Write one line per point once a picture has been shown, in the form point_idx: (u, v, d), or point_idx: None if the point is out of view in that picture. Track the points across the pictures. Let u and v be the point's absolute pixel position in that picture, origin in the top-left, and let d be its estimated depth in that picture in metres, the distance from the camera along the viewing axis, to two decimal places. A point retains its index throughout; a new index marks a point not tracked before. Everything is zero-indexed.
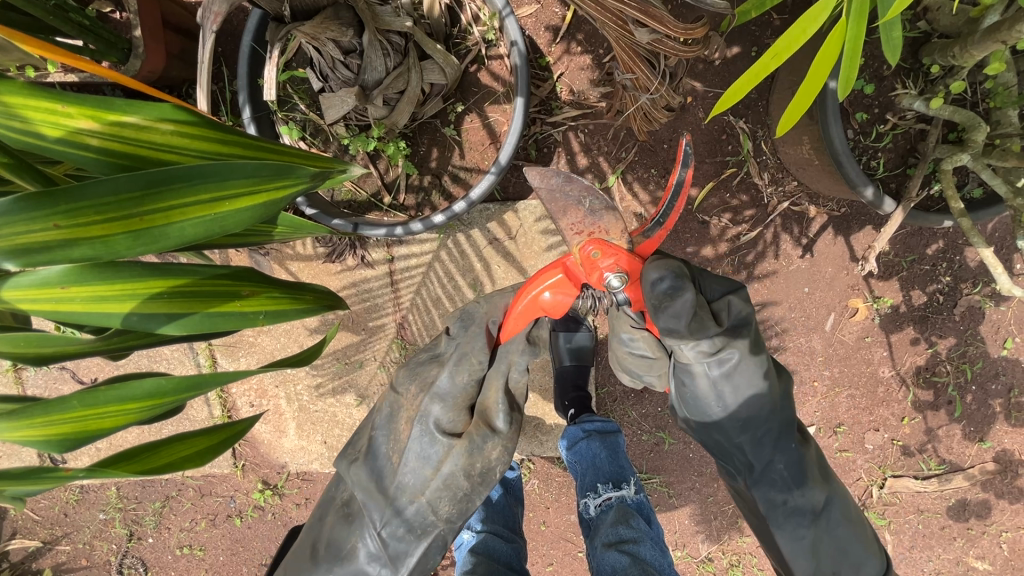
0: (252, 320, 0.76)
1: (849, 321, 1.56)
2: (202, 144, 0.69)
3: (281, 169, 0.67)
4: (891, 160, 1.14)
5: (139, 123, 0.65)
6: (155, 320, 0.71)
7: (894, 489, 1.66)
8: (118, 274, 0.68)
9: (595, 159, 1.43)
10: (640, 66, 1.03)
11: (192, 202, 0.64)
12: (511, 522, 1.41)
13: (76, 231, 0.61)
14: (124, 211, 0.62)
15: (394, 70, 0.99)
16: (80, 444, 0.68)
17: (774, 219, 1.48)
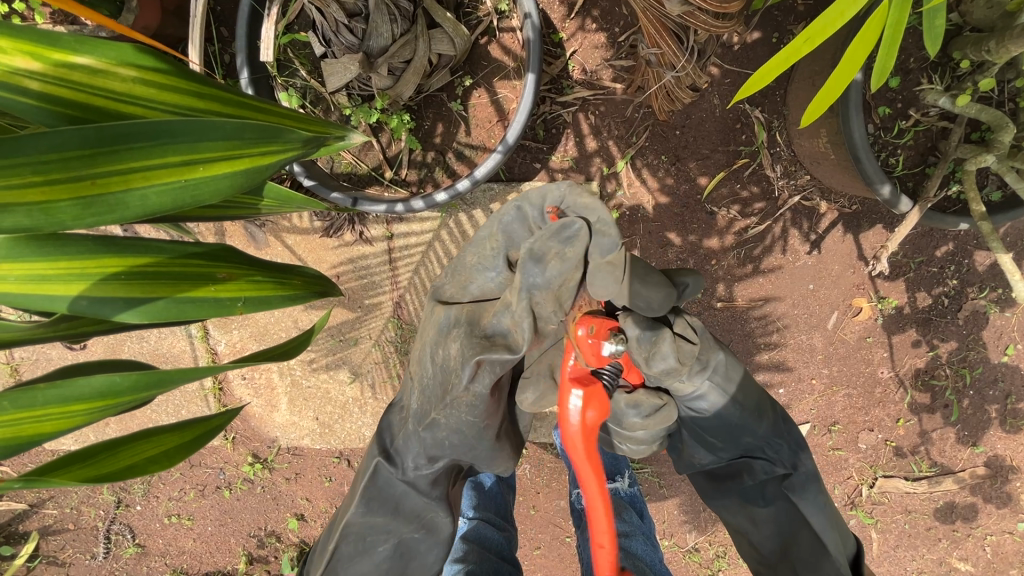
0: (230, 307, 0.75)
1: (852, 320, 1.54)
2: (173, 96, 0.66)
3: (266, 133, 0.64)
4: (911, 158, 1.10)
5: (90, 66, 0.62)
6: (108, 304, 0.68)
7: (884, 489, 1.66)
8: (63, 249, 0.66)
9: (604, 143, 1.39)
10: (667, 40, 0.98)
11: (159, 164, 0.61)
12: (504, 510, 1.41)
13: (16, 192, 0.56)
14: (70, 171, 0.58)
15: (401, 37, 0.95)
16: (21, 448, 0.66)
17: (784, 213, 1.45)
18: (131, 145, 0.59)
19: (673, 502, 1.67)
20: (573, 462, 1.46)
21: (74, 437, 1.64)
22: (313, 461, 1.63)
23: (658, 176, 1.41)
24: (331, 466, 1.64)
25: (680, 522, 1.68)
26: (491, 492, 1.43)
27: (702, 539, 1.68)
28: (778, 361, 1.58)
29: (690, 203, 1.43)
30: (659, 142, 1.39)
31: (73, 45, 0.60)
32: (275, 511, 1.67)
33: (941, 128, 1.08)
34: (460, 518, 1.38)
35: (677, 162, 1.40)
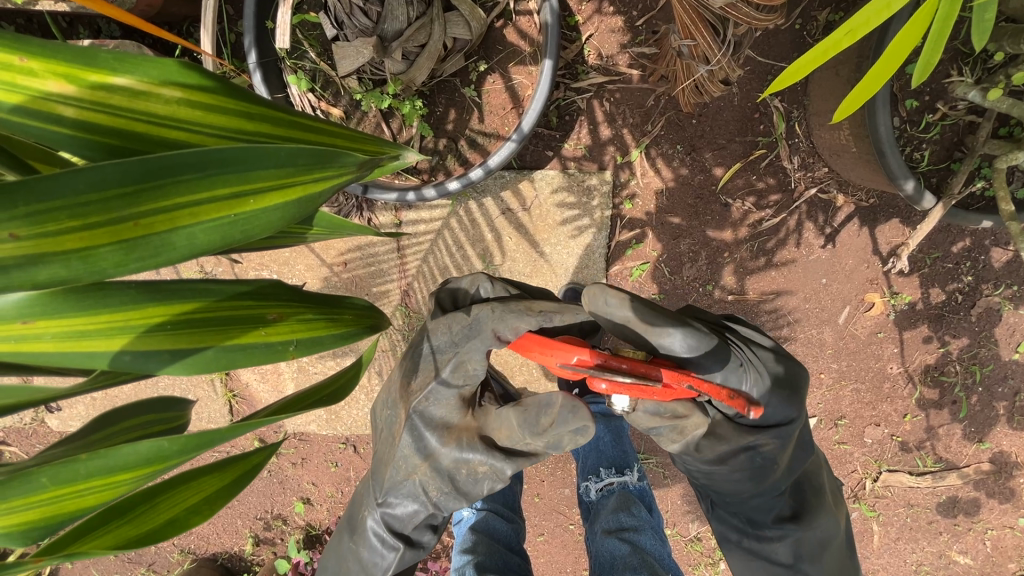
0: (281, 351, 0.69)
1: (864, 315, 1.53)
2: (221, 119, 0.63)
3: (318, 157, 0.60)
4: (936, 153, 1.07)
5: (129, 87, 0.58)
6: (151, 354, 0.63)
7: (887, 483, 1.67)
8: (106, 301, 0.60)
9: (619, 131, 1.36)
10: (703, 31, 0.95)
11: (204, 199, 0.57)
12: (510, 501, 1.43)
13: (51, 243, 0.52)
14: (111, 213, 0.54)
15: (417, 21, 0.92)
16: (52, 528, 0.59)
17: (800, 206, 1.42)
18: (180, 183, 0.55)
19: (677, 492, 1.68)
20: (581, 454, 1.44)
21: (82, 419, 1.64)
22: (319, 447, 1.64)
23: (673, 166, 1.38)
24: (338, 452, 1.64)
25: (683, 512, 1.69)
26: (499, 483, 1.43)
27: (705, 528, 1.69)
28: (788, 354, 1.57)
29: (704, 193, 1.40)
30: (675, 131, 1.36)
31: (110, 67, 0.57)
32: (282, 495, 1.68)
33: (969, 122, 1.05)
34: (469, 508, 1.42)
35: (692, 152, 1.37)
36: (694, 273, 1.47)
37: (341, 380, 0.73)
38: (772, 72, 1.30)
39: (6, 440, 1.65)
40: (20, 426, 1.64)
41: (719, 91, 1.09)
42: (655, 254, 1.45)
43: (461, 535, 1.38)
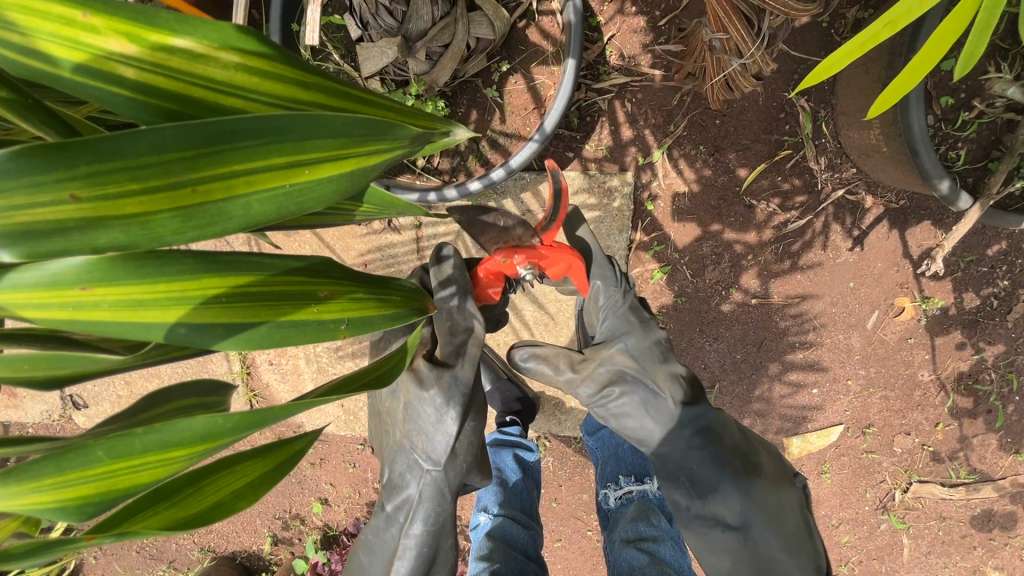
0: (332, 331, 0.59)
1: (893, 320, 1.48)
2: (276, 87, 0.56)
3: (379, 127, 0.54)
4: (973, 152, 1.03)
5: (189, 49, 0.52)
6: (203, 323, 0.54)
7: (918, 494, 1.61)
8: (161, 269, 0.52)
9: (641, 131, 1.35)
10: (736, 24, 0.95)
11: (261, 168, 0.51)
12: (528, 505, 1.40)
13: (117, 207, 0.49)
14: (169, 177, 0.49)
15: (441, 20, 0.92)
16: (108, 504, 0.52)
17: (826, 207, 1.39)
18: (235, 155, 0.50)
19: None
20: (601, 461, 1.42)
21: (107, 417, 1.66)
22: (338, 447, 1.65)
23: (696, 167, 1.36)
24: (355, 453, 1.65)
25: None
26: (516, 488, 1.41)
27: None
28: (813, 360, 1.53)
29: (727, 195, 1.38)
30: (698, 132, 1.34)
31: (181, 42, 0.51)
32: (300, 495, 1.69)
33: (1007, 120, 1.02)
34: (485, 514, 1.41)
35: (716, 152, 1.35)
36: (716, 276, 1.45)
37: (383, 366, 0.66)
38: (797, 71, 1.27)
39: (35, 436, 1.70)
40: (49, 422, 1.68)
41: (751, 86, 1.09)
42: (677, 256, 1.43)
43: (478, 541, 1.38)
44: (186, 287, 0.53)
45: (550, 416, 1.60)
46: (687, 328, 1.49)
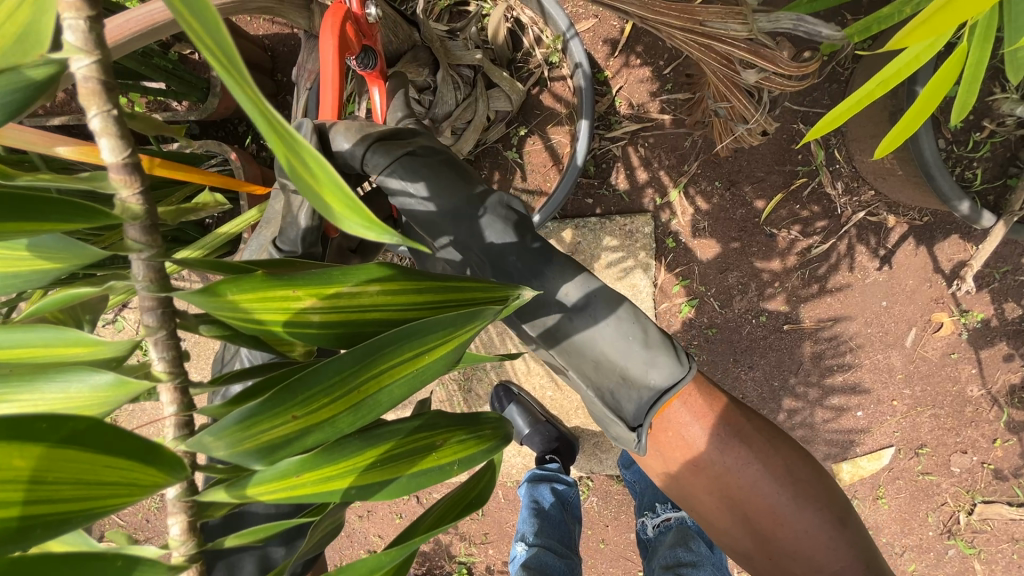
0: (444, 472, 0.47)
1: (933, 336, 1.46)
2: (413, 297, 0.46)
3: (471, 313, 0.44)
4: (990, 170, 1.05)
5: (350, 290, 0.43)
6: (374, 487, 0.43)
7: (985, 516, 1.54)
8: (343, 449, 0.42)
9: (655, 173, 1.40)
10: (738, 96, 1.00)
11: (398, 361, 0.42)
12: (567, 539, 1.42)
13: (301, 422, 0.40)
14: (344, 391, 0.40)
15: (463, 101, 1.01)
16: None
17: (848, 230, 1.40)
18: (400, 351, 0.41)
19: None
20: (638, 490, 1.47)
21: None
22: (384, 498, 1.69)
23: (712, 201, 1.40)
24: (401, 503, 1.69)
25: None
26: (554, 520, 1.42)
27: None
28: (854, 382, 1.51)
29: (748, 226, 1.41)
30: (712, 169, 1.38)
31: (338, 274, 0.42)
32: (350, 548, 1.73)
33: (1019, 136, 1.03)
34: (522, 545, 1.41)
35: (731, 187, 1.39)
36: (744, 305, 1.46)
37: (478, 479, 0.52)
38: (804, 103, 1.31)
39: None
40: None
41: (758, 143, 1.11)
42: (703, 289, 1.46)
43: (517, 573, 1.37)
44: (355, 464, 0.43)
45: (591, 456, 1.60)
46: (721, 359, 1.50)
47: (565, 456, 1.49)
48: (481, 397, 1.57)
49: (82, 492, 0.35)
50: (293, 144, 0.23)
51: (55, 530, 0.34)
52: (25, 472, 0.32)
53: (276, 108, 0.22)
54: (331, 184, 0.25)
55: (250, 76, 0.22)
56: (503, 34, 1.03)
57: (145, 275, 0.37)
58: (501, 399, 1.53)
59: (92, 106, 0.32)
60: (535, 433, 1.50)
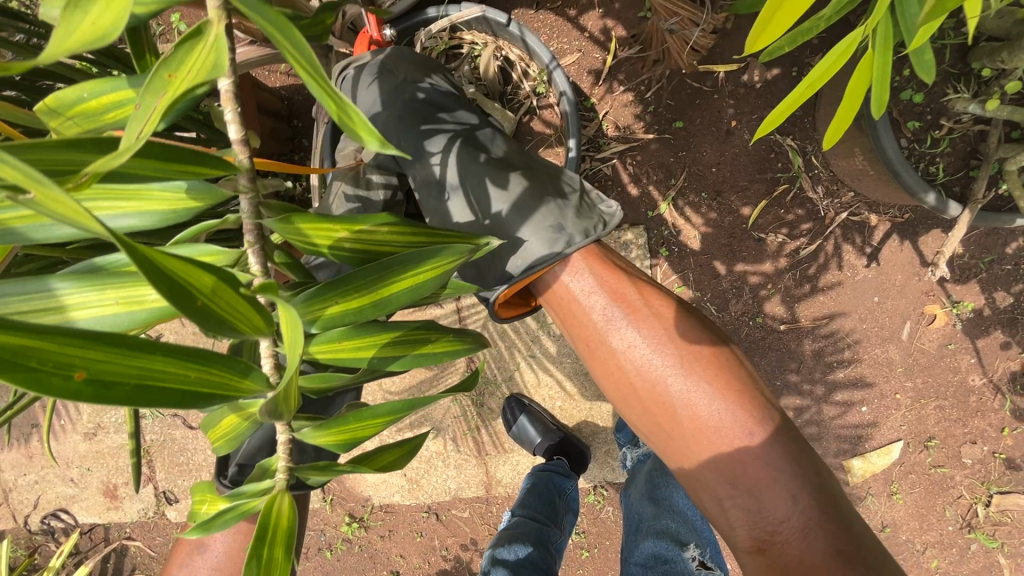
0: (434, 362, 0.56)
1: (928, 328, 1.50)
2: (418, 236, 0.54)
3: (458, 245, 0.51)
4: (952, 164, 1.13)
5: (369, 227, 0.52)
6: (392, 358, 0.53)
7: (1003, 507, 1.54)
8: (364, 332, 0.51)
9: (645, 188, 1.49)
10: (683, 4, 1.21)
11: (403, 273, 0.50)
12: (551, 512, 1.47)
13: (336, 311, 0.48)
14: (365, 294, 0.49)
15: None
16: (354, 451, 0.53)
17: (833, 231, 1.47)
18: (398, 273, 0.49)
19: None
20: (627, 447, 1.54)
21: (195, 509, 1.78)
22: (405, 517, 1.74)
23: (701, 211, 1.49)
24: (421, 521, 1.74)
25: None
26: (540, 491, 1.47)
27: None
28: (856, 378, 1.55)
29: (736, 233, 1.49)
30: (697, 181, 1.48)
31: (357, 216, 0.51)
32: (374, 568, 1.77)
33: (977, 132, 1.11)
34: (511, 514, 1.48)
35: (717, 197, 1.48)
36: (740, 308, 1.52)
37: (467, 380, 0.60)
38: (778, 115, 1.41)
39: (132, 535, 1.85)
40: (144, 520, 1.83)
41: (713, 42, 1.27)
42: (699, 295, 1.52)
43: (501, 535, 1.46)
44: (377, 342, 0.52)
45: (603, 464, 1.64)
46: None
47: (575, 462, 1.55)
48: (494, 410, 1.62)
49: (229, 311, 0.40)
50: (344, 103, 0.37)
51: (214, 330, 0.39)
52: (209, 286, 0.38)
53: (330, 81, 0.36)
54: (357, 119, 0.37)
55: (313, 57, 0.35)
56: (493, 71, 1.16)
57: (250, 213, 0.47)
58: (512, 412, 1.57)
59: (228, 106, 0.43)
60: (546, 442, 1.53)
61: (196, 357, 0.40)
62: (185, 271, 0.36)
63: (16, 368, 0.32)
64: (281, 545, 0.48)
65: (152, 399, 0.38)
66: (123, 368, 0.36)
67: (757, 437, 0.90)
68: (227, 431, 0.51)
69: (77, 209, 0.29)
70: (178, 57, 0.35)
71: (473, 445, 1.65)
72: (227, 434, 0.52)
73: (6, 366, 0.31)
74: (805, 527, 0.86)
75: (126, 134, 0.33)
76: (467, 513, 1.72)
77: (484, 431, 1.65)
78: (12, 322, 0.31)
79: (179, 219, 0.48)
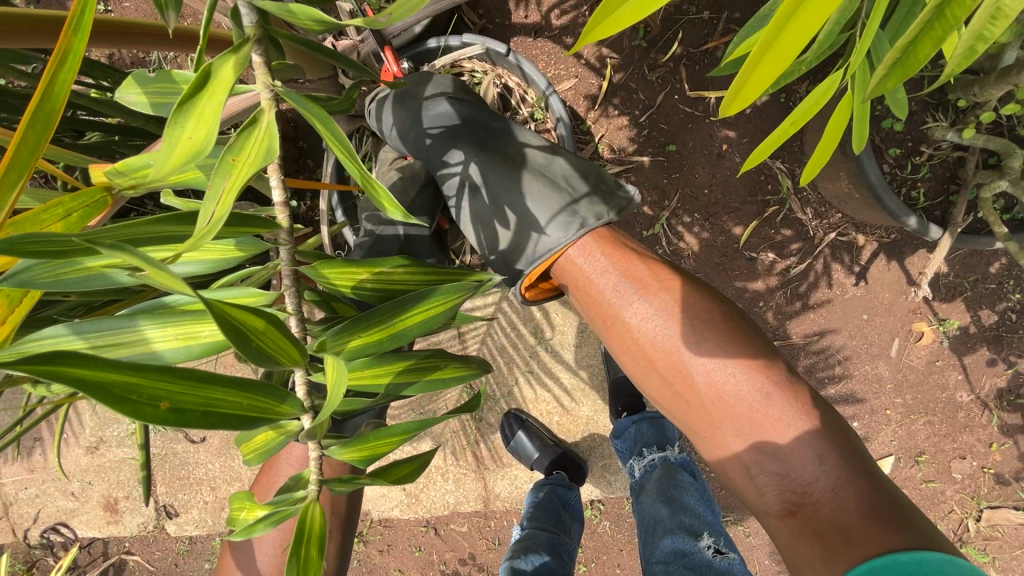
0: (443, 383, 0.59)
1: (916, 345, 1.54)
2: (429, 276, 0.58)
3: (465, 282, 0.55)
4: (932, 189, 1.18)
5: (386, 269, 0.55)
6: (407, 384, 0.57)
7: (993, 521, 1.57)
8: (382, 359, 0.55)
9: (640, 208, 1.54)
10: None
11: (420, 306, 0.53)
12: (560, 520, 1.48)
13: (359, 340, 0.52)
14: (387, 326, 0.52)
15: None
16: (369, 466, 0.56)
17: (822, 250, 1.52)
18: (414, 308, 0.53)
19: (762, 550, 1.64)
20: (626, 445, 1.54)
21: (195, 523, 1.79)
22: (404, 531, 1.75)
23: (695, 231, 1.54)
24: (421, 535, 1.75)
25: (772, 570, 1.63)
26: (546, 503, 1.49)
27: None
28: (846, 394, 1.58)
29: (729, 252, 1.53)
30: (690, 202, 1.53)
31: (377, 259, 0.55)
32: None
33: (955, 158, 1.16)
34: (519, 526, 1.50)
35: (710, 217, 1.53)
36: None
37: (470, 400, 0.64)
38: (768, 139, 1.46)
39: (132, 549, 1.86)
40: (144, 534, 1.84)
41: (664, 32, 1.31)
42: None
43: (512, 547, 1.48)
44: (394, 370, 0.56)
45: (600, 479, 1.66)
46: None
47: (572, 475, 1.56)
48: (493, 425, 1.65)
49: (274, 345, 0.43)
50: (372, 179, 0.46)
51: (265, 362, 0.43)
52: (260, 324, 0.41)
53: (368, 173, 0.45)
54: (385, 195, 0.47)
55: (347, 141, 0.45)
56: (492, 97, 1.21)
57: (285, 261, 0.51)
58: (510, 428, 1.59)
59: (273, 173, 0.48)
60: (546, 458, 1.54)
61: (247, 386, 0.44)
62: (241, 315, 0.40)
63: (110, 394, 0.35)
64: (316, 546, 0.52)
65: (210, 422, 0.41)
66: (191, 396, 0.40)
67: (791, 408, 0.87)
68: (259, 447, 0.54)
69: (178, 281, 0.34)
70: (240, 141, 0.40)
71: (472, 459, 1.67)
72: (256, 454, 0.54)
73: (103, 399, 0.34)
74: (834, 485, 0.82)
75: (200, 216, 0.37)
76: (466, 527, 1.73)
77: (483, 446, 1.67)
78: (97, 360, 0.34)
79: (224, 269, 0.53)
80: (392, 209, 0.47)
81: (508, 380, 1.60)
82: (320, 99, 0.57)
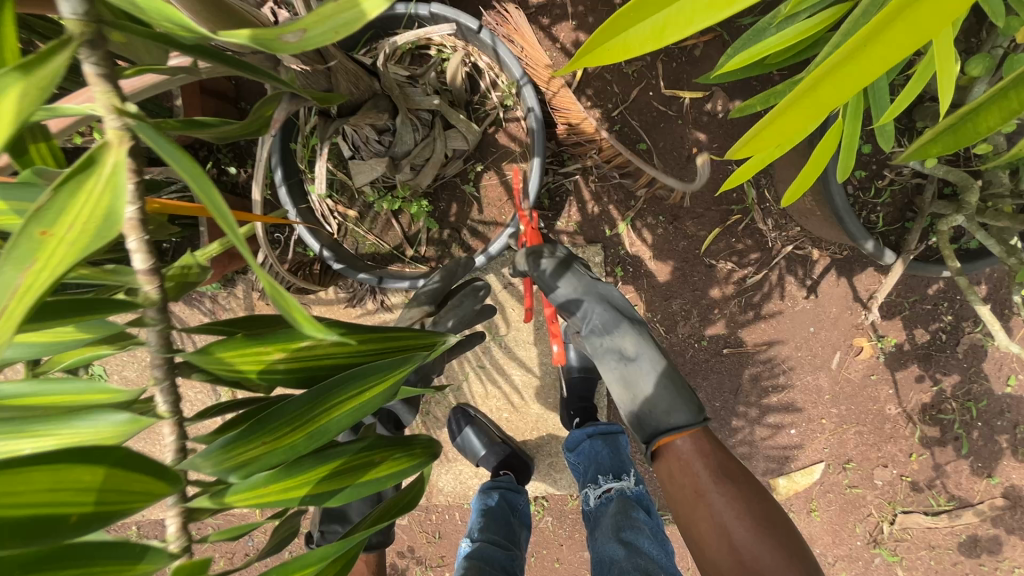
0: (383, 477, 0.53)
1: (855, 359, 1.60)
2: (370, 349, 0.52)
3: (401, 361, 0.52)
4: (890, 214, 1.19)
5: (312, 347, 0.49)
6: (331, 490, 0.50)
7: (905, 525, 1.68)
8: (301, 464, 0.49)
9: (606, 207, 1.50)
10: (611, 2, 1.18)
11: (342, 394, 0.49)
12: (511, 534, 1.44)
13: (269, 445, 0.46)
14: (301, 421, 0.47)
15: (422, 142, 1.04)
16: None
17: (779, 262, 1.53)
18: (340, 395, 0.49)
19: None
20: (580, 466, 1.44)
21: None
22: None
23: (658, 235, 1.51)
24: None
25: None
26: (496, 512, 1.44)
27: None
28: (787, 402, 1.63)
29: (689, 257, 1.52)
30: (656, 204, 1.49)
31: (294, 336, 0.48)
32: None
33: (915, 185, 1.17)
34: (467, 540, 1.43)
35: (674, 221, 1.50)
36: (687, 330, 1.56)
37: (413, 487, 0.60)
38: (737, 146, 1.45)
39: None
40: None
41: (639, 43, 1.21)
42: (649, 315, 1.55)
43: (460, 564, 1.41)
44: (314, 475, 0.49)
45: (546, 476, 1.65)
46: None
47: (520, 476, 1.52)
48: (440, 419, 1.59)
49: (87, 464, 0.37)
50: (283, 293, 0.31)
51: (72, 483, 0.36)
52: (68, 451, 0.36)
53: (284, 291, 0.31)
54: (294, 305, 0.32)
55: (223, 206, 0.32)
56: (461, 77, 1.10)
57: (163, 346, 0.45)
58: (457, 424, 1.54)
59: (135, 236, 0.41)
60: (495, 457, 1.50)
61: (81, 511, 0.39)
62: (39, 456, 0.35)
63: None
64: None
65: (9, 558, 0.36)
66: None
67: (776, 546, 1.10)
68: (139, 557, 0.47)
69: None
70: (59, 213, 0.34)
71: None
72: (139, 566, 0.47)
73: None
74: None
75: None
76: (406, 520, 1.68)
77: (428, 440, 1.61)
78: None
79: (61, 348, 0.50)
80: (304, 324, 0.32)
81: (458, 374, 1.55)
82: (212, 124, 0.52)
